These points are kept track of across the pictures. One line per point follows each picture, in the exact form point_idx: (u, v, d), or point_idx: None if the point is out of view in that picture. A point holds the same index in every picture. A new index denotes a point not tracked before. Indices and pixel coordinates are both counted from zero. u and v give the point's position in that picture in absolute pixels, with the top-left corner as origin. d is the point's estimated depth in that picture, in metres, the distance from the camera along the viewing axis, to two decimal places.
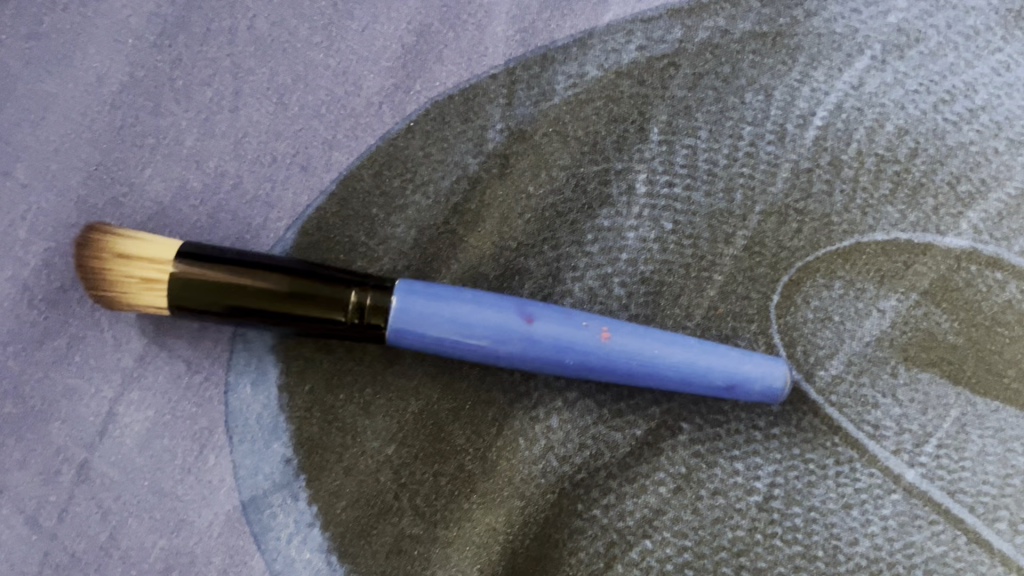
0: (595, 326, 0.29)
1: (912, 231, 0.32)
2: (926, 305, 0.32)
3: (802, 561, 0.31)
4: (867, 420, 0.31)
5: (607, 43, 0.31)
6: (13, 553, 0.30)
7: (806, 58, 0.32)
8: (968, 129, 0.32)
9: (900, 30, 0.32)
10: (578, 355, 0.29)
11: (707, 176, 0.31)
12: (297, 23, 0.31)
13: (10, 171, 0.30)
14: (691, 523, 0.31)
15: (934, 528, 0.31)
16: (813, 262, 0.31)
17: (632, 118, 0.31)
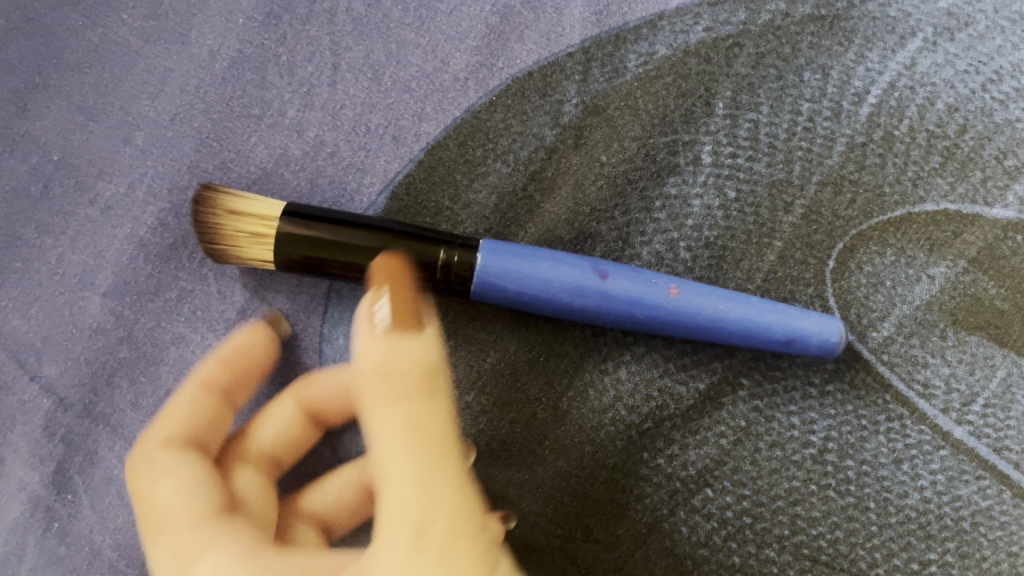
0: (663, 284, 0.31)
1: (960, 203, 0.34)
2: (974, 272, 0.34)
3: (854, 512, 0.33)
4: (917, 379, 0.33)
5: (677, 23, 0.34)
6: (123, 487, 0.32)
7: (861, 40, 0.34)
8: (1014, 107, 0.34)
9: (950, 14, 0.34)
10: (648, 310, 0.31)
11: (768, 148, 0.34)
12: (391, 5, 0.34)
13: (130, 138, 0.33)
14: (751, 474, 0.33)
15: (981, 483, 0.33)
16: (866, 231, 0.34)
17: (699, 94, 0.34)
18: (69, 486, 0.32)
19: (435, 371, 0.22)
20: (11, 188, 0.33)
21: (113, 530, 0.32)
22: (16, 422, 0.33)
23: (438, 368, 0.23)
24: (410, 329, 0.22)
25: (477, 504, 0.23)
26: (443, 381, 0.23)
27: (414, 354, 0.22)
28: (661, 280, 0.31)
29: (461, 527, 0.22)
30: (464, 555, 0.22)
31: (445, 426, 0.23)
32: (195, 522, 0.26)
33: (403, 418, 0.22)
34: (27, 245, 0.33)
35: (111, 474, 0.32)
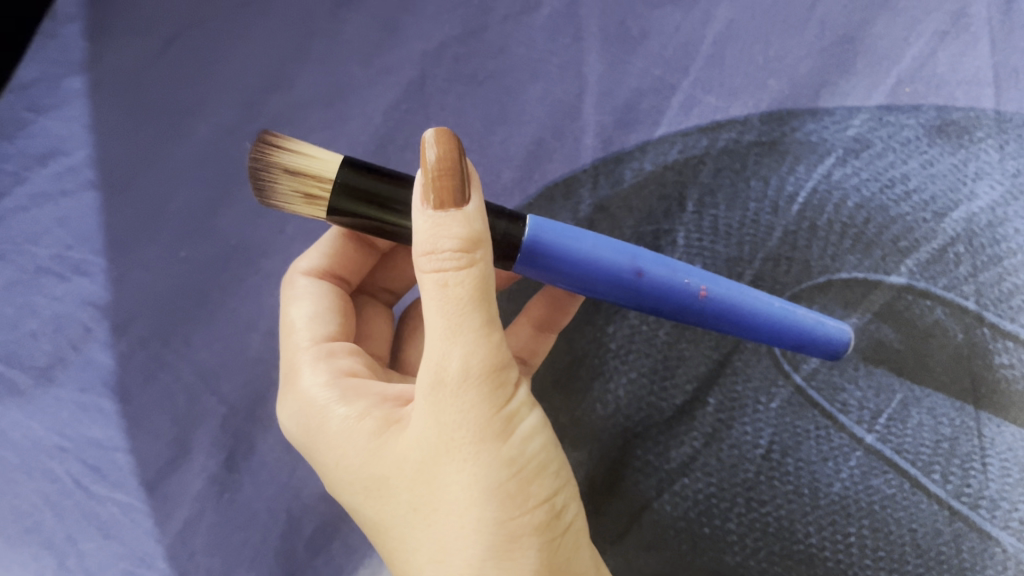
0: (695, 285, 0.38)
1: (867, 272, 0.47)
2: (878, 322, 0.47)
3: (793, 495, 0.45)
4: (838, 399, 0.46)
5: (658, 149, 0.49)
6: (273, 467, 0.48)
7: (792, 158, 0.48)
8: (904, 205, 0.47)
9: (856, 140, 0.48)
10: (673, 304, 0.38)
11: (725, 234, 0.48)
12: (461, 139, 0.51)
13: (284, 228, 0.51)
14: (716, 466, 0.46)
15: (886, 476, 0.45)
16: (798, 292, 0.47)
17: (673, 197, 0.49)
18: (237, 468, 0.48)
19: (475, 281, 0.32)
20: (205, 264, 0.50)
21: (266, 498, 0.48)
22: (202, 423, 0.48)
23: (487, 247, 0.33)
24: (459, 227, 0.32)
25: (486, 372, 0.33)
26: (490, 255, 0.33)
27: (451, 270, 0.32)
28: (692, 292, 0.38)
29: (470, 404, 0.33)
30: (465, 405, 0.33)
31: (478, 328, 0.32)
32: (315, 319, 0.44)
33: (442, 322, 0.33)
34: (214, 301, 0.50)
35: (263, 459, 0.48)
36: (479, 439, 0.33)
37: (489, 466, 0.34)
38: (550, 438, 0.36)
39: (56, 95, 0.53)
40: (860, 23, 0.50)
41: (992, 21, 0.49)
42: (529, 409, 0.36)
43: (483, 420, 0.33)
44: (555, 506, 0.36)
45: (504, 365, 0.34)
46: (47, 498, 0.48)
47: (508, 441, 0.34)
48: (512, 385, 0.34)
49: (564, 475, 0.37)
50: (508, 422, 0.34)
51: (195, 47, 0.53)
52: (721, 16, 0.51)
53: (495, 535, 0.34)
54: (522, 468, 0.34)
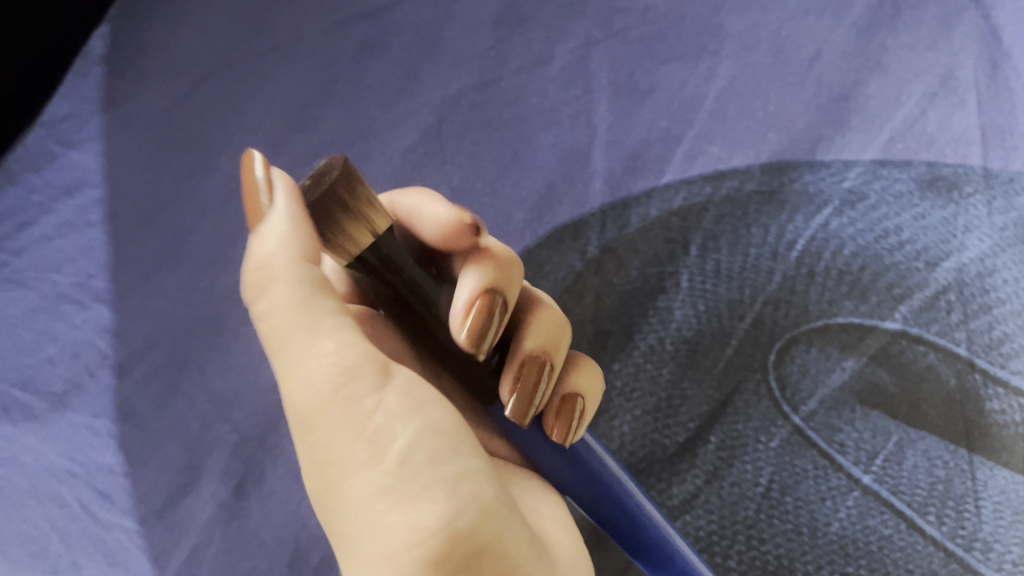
0: None
1: (864, 316, 0.49)
2: (874, 364, 0.48)
3: (793, 535, 0.46)
4: (835, 440, 0.47)
5: (663, 196, 0.52)
6: (282, 495, 0.48)
7: (791, 208, 0.51)
8: (898, 254, 0.49)
9: (851, 192, 0.51)
10: None
11: (727, 277, 0.50)
12: (475, 180, 0.53)
13: None
14: (717, 504, 0.47)
15: (883, 516, 0.45)
16: (796, 335, 0.49)
17: (679, 241, 0.51)
18: (246, 496, 0.48)
19: (286, 296, 0.31)
20: (222, 295, 0.52)
21: (275, 526, 0.47)
22: (212, 450, 0.49)
23: (301, 260, 0.31)
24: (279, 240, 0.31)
25: (323, 392, 0.32)
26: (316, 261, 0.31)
27: (267, 289, 0.32)
28: None
29: (327, 435, 0.32)
30: (319, 433, 0.32)
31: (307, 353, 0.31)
32: None
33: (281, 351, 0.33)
34: (230, 331, 0.51)
35: (272, 489, 0.48)
36: (345, 469, 0.32)
37: (362, 496, 0.32)
38: (443, 450, 0.33)
39: (85, 129, 0.57)
40: (854, 82, 0.53)
41: (977, 83, 0.52)
42: (409, 421, 0.33)
43: (345, 450, 0.32)
44: (460, 531, 0.32)
45: (352, 385, 0.32)
46: (54, 523, 0.48)
47: (380, 464, 0.32)
48: (368, 405, 0.32)
49: (472, 487, 0.33)
50: (376, 446, 0.32)
51: (224, 90, 0.56)
52: (723, 73, 0.54)
53: (381, 566, 0.32)
54: (401, 491, 0.32)
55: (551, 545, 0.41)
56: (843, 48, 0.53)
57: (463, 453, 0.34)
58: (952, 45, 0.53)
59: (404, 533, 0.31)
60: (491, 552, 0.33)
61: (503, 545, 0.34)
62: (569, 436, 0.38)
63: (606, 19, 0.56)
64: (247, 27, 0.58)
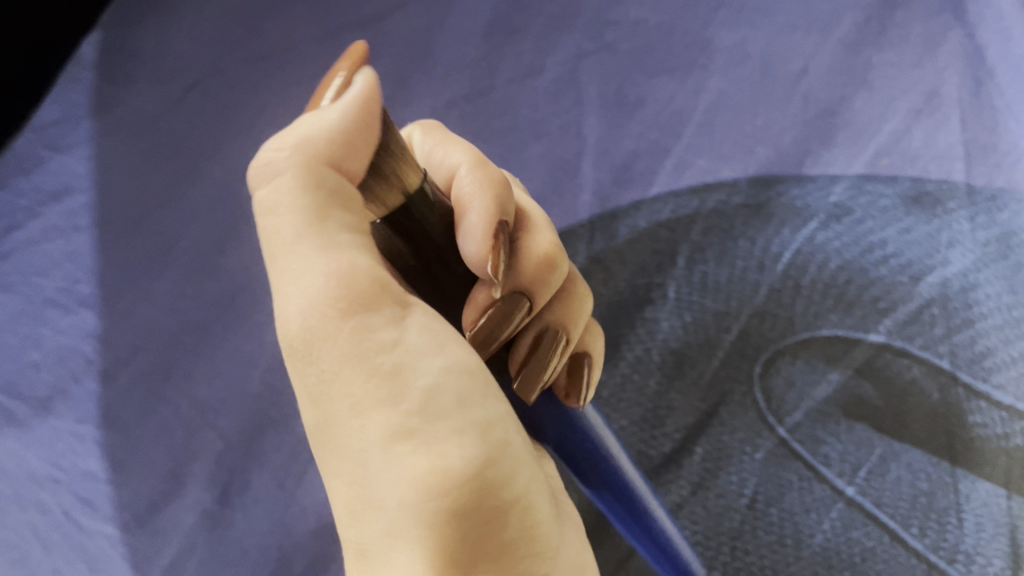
0: None
1: (849, 330, 0.49)
2: (859, 377, 0.48)
3: (777, 546, 0.46)
4: (820, 452, 0.47)
5: (652, 208, 0.52)
6: (267, 503, 0.47)
7: (777, 221, 0.51)
8: (883, 268, 0.50)
9: (837, 206, 0.51)
10: None
11: (713, 289, 0.50)
12: None
13: None
14: (701, 515, 0.47)
15: (867, 528, 0.46)
16: (782, 347, 0.49)
17: (666, 252, 0.52)
18: (229, 504, 0.48)
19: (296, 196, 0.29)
20: (208, 302, 0.51)
21: (259, 534, 0.47)
22: (197, 457, 0.48)
23: (324, 159, 0.28)
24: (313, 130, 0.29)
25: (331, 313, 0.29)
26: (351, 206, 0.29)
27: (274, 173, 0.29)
28: None
29: (337, 366, 0.29)
30: (324, 358, 0.29)
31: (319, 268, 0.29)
32: None
33: (290, 261, 0.29)
34: (217, 337, 0.51)
35: (257, 497, 0.48)
36: (358, 407, 0.30)
37: (374, 436, 0.30)
38: (471, 392, 0.31)
39: (74, 134, 0.57)
40: (840, 98, 0.53)
41: (962, 101, 0.53)
42: (432, 357, 0.30)
43: (356, 387, 0.30)
44: (485, 479, 0.31)
45: (365, 314, 0.29)
46: (37, 529, 0.48)
47: (400, 403, 0.30)
48: (387, 337, 0.30)
49: (500, 434, 0.32)
50: (395, 384, 0.30)
51: (214, 96, 0.56)
52: (711, 87, 0.55)
53: (399, 511, 0.30)
54: (426, 435, 0.30)
55: (555, 495, 0.41)
56: (830, 64, 0.54)
57: (490, 397, 0.32)
58: (937, 63, 0.53)
59: (425, 483, 0.30)
60: (516, 505, 0.33)
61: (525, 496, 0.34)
62: (582, 398, 0.40)
63: (596, 32, 0.57)
64: (239, 34, 0.58)
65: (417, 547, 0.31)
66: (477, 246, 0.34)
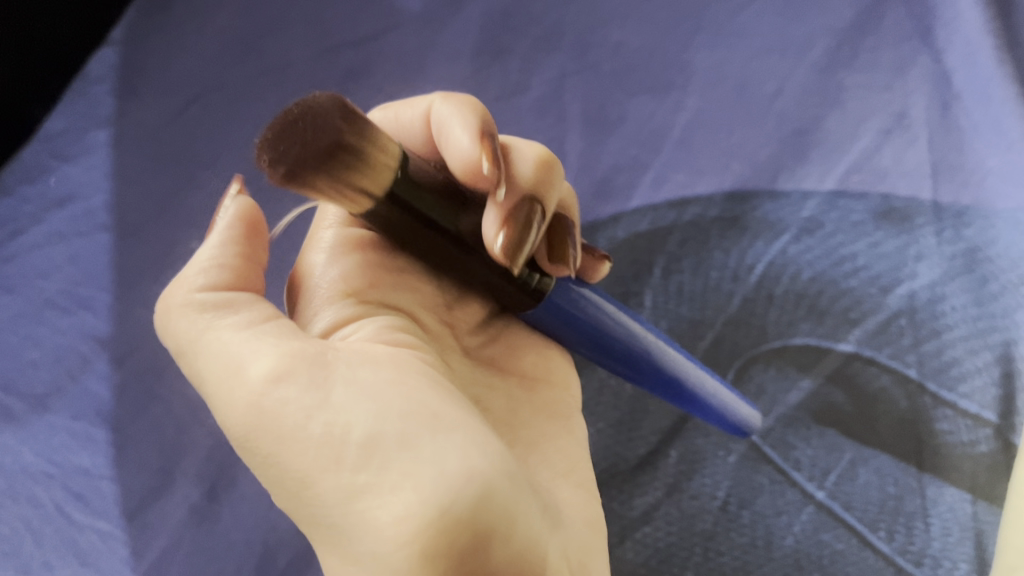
0: None
1: (819, 339, 0.51)
2: (830, 385, 0.50)
3: (749, 548, 0.47)
4: (790, 456, 0.49)
5: (631, 220, 0.55)
6: (254, 499, 0.49)
7: (751, 234, 0.54)
8: (852, 280, 0.52)
9: (809, 221, 0.53)
10: None
11: (689, 298, 0.52)
12: None
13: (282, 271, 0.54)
14: (675, 515, 0.48)
15: (837, 531, 0.47)
16: (755, 355, 0.51)
17: (644, 263, 0.54)
18: (217, 500, 0.49)
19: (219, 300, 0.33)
20: None
21: (245, 529, 0.48)
22: (187, 452, 0.50)
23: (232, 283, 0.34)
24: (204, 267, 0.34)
25: (236, 412, 0.31)
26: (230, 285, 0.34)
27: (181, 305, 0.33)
28: None
29: (271, 449, 0.31)
30: (268, 448, 0.31)
31: (223, 371, 0.31)
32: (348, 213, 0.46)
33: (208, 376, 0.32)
34: None
35: (244, 493, 0.49)
36: (306, 480, 0.30)
37: (329, 501, 0.30)
38: (415, 431, 0.30)
39: (80, 144, 0.60)
40: (813, 118, 0.56)
41: (929, 122, 0.55)
42: (362, 411, 0.30)
43: (296, 460, 0.30)
44: (454, 518, 0.29)
45: (283, 385, 0.31)
46: (29, 523, 0.49)
47: (343, 466, 0.30)
48: (315, 404, 0.30)
49: (460, 463, 0.30)
50: (330, 447, 0.30)
51: (213, 109, 0.59)
52: (689, 106, 0.57)
53: (377, 565, 0.29)
54: (374, 487, 0.29)
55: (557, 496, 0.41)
56: (803, 86, 0.56)
57: (447, 431, 0.31)
58: (907, 85, 0.56)
59: (393, 535, 0.29)
60: (499, 531, 0.30)
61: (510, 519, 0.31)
62: (599, 273, 0.45)
63: (579, 53, 0.59)
64: (239, 50, 0.61)
65: None
66: (471, 149, 0.36)
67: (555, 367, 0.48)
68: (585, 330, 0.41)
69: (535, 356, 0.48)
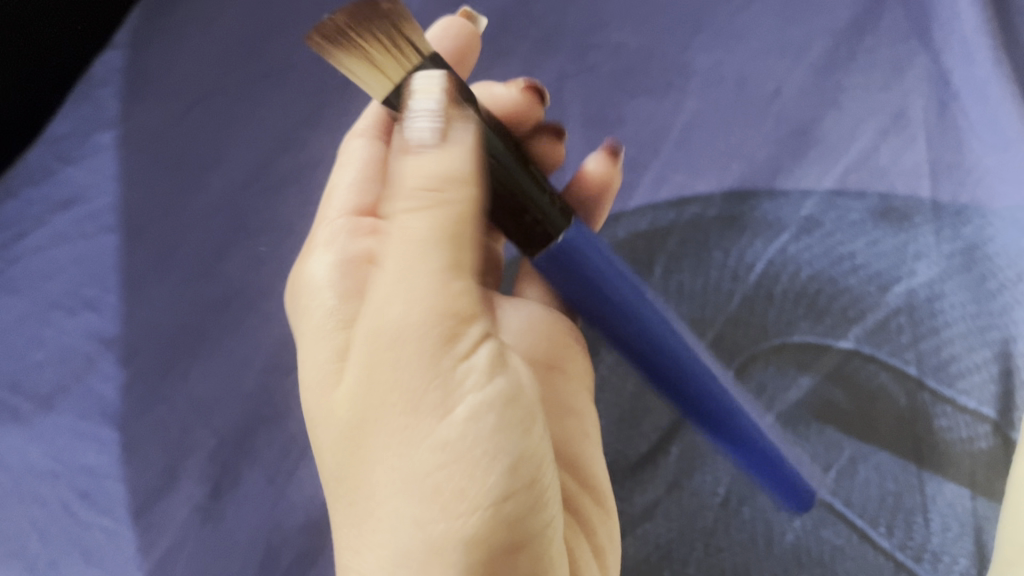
0: None
1: (818, 336, 0.51)
2: (830, 382, 0.50)
3: (749, 544, 0.47)
4: (791, 453, 0.49)
5: (631, 220, 0.56)
6: (258, 497, 0.49)
7: (750, 233, 0.54)
8: (851, 278, 0.52)
9: (808, 220, 0.54)
10: None
11: (689, 297, 0.53)
12: None
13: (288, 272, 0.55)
14: (675, 512, 0.49)
15: (836, 527, 0.47)
16: (754, 353, 0.51)
17: (644, 262, 0.54)
18: (221, 498, 0.49)
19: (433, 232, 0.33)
20: (207, 304, 0.54)
21: (249, 527, 0.48)
22: (190, 452, 0.50)
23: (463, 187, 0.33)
24: (410, 184, 0.33)
25: (396, 313, 0.33)
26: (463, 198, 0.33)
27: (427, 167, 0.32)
28: None
29: (400, 367, 0.33)
30: (399, 363, 0.33)
31: (416, 269, 0.33)
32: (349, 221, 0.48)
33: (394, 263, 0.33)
34: (214, 339, 0.53)
35: (249, 492, 0.49)
36: (416, 412, 0.33)
37: (420, 446, 0.33)
38: (513, 426, 0.35)
39: (83, 147, 0.60)
40: (812, 118, 0.56)
41: (927, 122, 0.55)
42: (492, 391, 0.34)
43: (421, 389, 0.33)
44: (501, 513, 0.34)
45: (448, 328, 0.33)
46: (34, 523, 0.49)
47: (450, 416, 0.33)
48: (459, 355, 0.34)
49: (523, 476, 0.35)
50: (446, 396, 0.33)
51: (217, 111, 0.60)
52: (688, 107, 0.58)
53: (420, 529, 0.33)
54: (464, 459, 0.33)
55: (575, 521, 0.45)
56: (802, 86, 0.57)
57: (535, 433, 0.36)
58: (905, 85, 0.56)
59: (457, 506, 0.33)
60: (526, 550, 0.35)
61: (537, 538, 0.36)
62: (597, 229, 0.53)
63: (579, 56, 0.60)
64: (242, 52, 0.61)
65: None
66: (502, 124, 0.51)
67: (577, 364, 0.51)
68: (575, 293, 0.41)
69: (567, 350, 0.51)
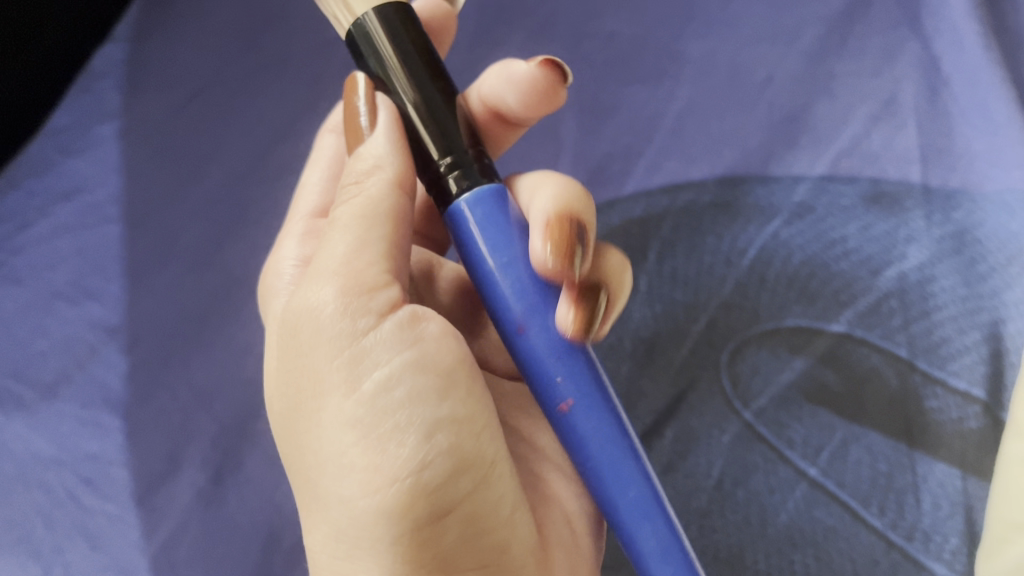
0: None
1: (810, 320, 0.51)
2: (822, 366, 0.50)
3: (743, 524, 0.48)
4: (784, 434, 0.49)
5: (625, 206, 0.57)
6: (256, 483, 0.49)
7: (744, 219, 0.55)
8: (843, 262, 0.53)
9: (800, 206, 0.55)
10: None
11: (682, 282, 0.54)
12: None
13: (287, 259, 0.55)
14: (671, 493, 0.50)
15: (829, 507, 0.47)
16: (747, 337, 0.52)
17: (638, 249, 0.56)
18: (221, 484, 0.50)
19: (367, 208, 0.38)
20: (206, 292, 0.55)
21: (250, 512, 0.49)
22: (192, 438, 0.51)
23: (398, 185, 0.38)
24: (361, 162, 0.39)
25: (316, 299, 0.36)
26: (402, 192, 0.38)
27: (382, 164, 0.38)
28: None
29: (312, 348, 0.36)
30: (316, 348, 0.36)
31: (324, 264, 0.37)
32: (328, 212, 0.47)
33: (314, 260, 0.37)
34: (213, 326, 0.54)
35: (247, 477, 0.50)
36: (321, 392, 0.36)
37: (334, 424, 0.35)
38: (427, 392, 0.36)
39: (84, 139, 0.61)
40: (803, 104, 0.57)
41: (917, 108, 0.56)
42: (399, 360, 0.36)
43: (327, 367, 0.36)
44: (420, 483, 0.35)
45: (348, 302, 0.36)
46: (40, 509, 0.50)
47: (359, 388, 0.35)
48: (363, 328, 0.36)
49: (450, 443, 0.36)
50: (351, 371, 0.35)
51: (215, 102, 0.60)
52: (681, 95, 0.59)
53: (345, 505, 0.35)
54: (377, 431, 0.35)
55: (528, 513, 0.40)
56: (793, 73, 0.58)
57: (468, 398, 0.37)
58: (895, 71, 0.57)
59: (375, 479, 0.35)
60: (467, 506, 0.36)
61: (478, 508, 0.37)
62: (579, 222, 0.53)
63: (574, 45, 0.61)
64: (241, 45, 0.62)
65: (357, 555, 0.36)
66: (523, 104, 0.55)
67: None
68: None
69: None
